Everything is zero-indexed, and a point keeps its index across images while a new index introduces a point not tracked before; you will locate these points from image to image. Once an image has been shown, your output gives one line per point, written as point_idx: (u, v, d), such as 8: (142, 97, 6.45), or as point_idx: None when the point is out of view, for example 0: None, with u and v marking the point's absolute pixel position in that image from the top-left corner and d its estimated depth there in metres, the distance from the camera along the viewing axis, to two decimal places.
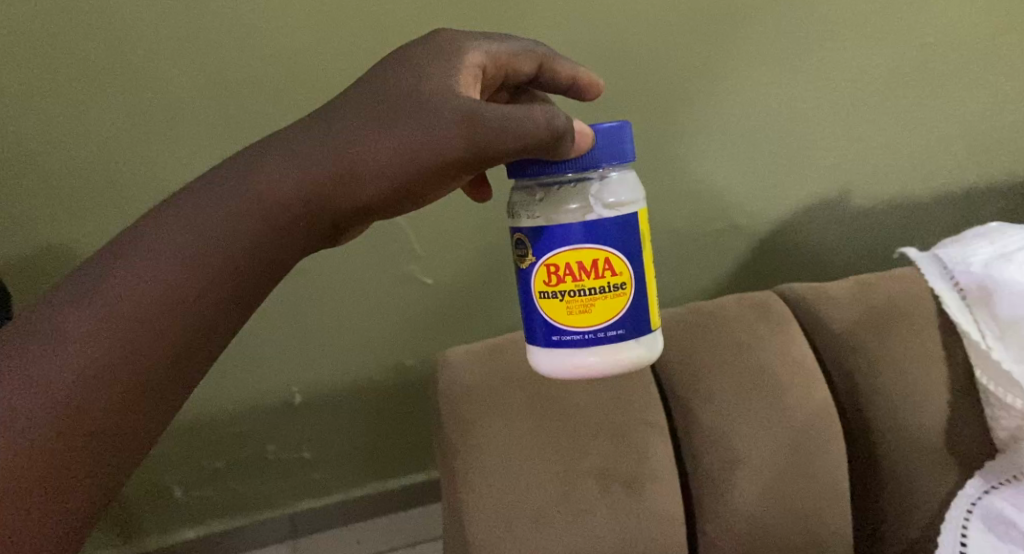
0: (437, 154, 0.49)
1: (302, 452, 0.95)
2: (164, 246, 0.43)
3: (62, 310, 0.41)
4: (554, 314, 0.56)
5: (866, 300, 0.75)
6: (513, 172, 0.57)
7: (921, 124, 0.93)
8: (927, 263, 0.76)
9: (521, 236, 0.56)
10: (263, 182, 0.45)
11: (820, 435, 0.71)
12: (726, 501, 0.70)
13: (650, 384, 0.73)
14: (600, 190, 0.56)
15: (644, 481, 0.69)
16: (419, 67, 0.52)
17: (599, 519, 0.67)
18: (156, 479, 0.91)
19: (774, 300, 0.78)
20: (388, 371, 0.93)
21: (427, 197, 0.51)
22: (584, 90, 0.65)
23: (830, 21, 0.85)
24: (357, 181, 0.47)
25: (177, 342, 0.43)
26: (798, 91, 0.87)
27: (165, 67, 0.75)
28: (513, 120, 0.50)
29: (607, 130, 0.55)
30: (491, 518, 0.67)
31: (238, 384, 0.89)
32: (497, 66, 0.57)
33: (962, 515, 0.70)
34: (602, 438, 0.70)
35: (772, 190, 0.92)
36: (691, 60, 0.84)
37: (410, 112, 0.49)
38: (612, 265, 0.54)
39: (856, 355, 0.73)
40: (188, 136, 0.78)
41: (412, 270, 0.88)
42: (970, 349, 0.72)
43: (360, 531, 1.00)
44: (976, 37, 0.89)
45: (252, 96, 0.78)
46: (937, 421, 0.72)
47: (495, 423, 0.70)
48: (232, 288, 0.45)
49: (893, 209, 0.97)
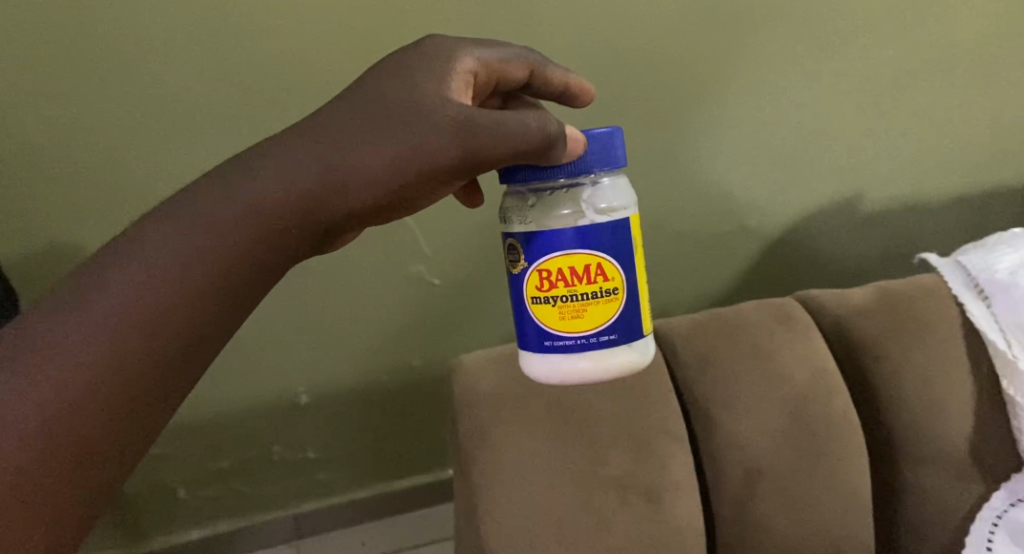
0: (427, 160, 0.45)
1: (307, 453, 0.94)
2: (160, 247, 0.41)
3: (56, 315, 0.39)
4: (545, 319, 0.51)
5: (891, 307, 0.73)
6: (504, 176, 0.52)
7: (935, 128, 0.92)
8: (950, 270, 0.75)
9: (513, 241, 0.51)
10: (255, 181, 0.43)
11: (835, 447, 0.68)
12: (747, 513, 0.68)
13: (671, 391, 0.70)
14: (592, 195, 0.51)
15: (671, 492, 0.66)
16: (406, 72, 0.47)
17: (621, 531, 0.64)
18: (160, 478, 0.90)
19: (795, 307, 0.75)
20: (394, 372, 0.92)
21: (419, 204, 0.48)
22: (579, 97, 0.57)
23: (845, 22, 0.84)
24: (350, 185, 0.44)
25: (170, 346, 0.41)
26: (813, 93, 0.86)
27: (164, 57, 0.71)
28: (505, 125, 0.46)
29: (599, 134, 0.51)
30: (509, 529, 0.64)
31: (244, 384, 0.87)
32: (487, 75, 0.51)
33: (988, 527, 0.69)
34: (625, 449, 0.66)
35: (785, 193, 0.91)
36: (706, 60, 0.82)
37: (402, 112, 0.45)
38: (604, 270, 0.50)
39: (879, 364, 0.71)
40: (185, 129, 0.74)
41: (419, 270, 0.86)
42: (996, 358, 0.70)
43: (366, 533, 0.99)
44: (990, 40, 0.89)
45: (252, 87, 0.74)
46: (963, 433, 0.70)
47: (511, 430, 0.67)
48: (226, 290, 0.42)
49: (906, 213, 0.96)
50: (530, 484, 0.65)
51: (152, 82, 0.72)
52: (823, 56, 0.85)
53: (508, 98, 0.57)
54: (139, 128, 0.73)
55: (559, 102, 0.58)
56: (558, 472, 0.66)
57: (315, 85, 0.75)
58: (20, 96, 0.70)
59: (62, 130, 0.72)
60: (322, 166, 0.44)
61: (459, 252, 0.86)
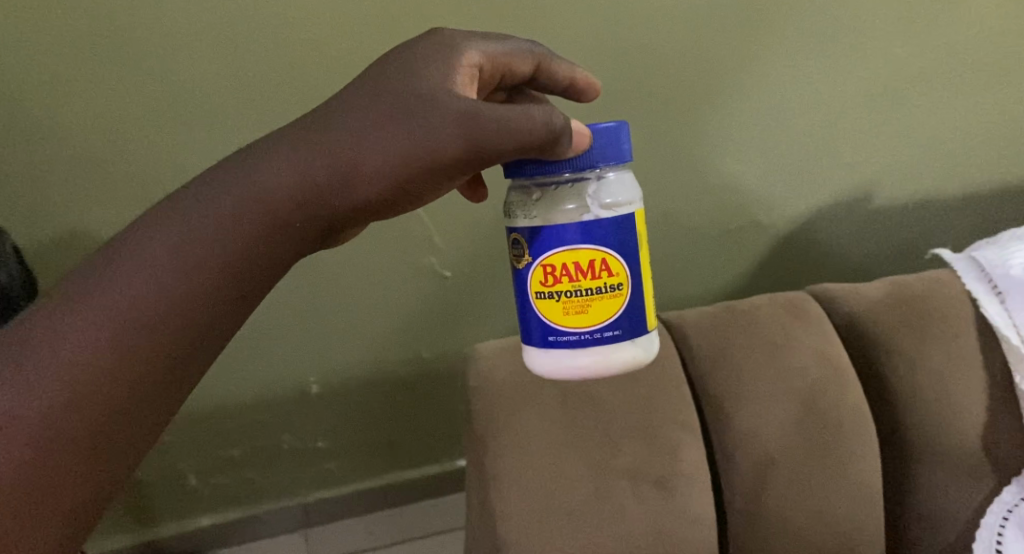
0: (433, 155, 0.45)
1: (317, 442, 0.94)
2: (170, 242, 0.41)
3: (62, 311, 0.39)
4: (549, 314, 0.51)
5: (902, 302, 0.73)
6: (509, 171, 0.52)
7: (950, 126, 0.91)
8: (963, 266, 0.74)
9: (517, 236, 0.51)
10: (264, 173, 0.43)
11: (845, 445, 0.68)
12: (759, 505, 0.68)
13: (683, 384, 0.70)
14: (598, 190, 0.51)
15: (684, 482, 0.66)
16: (417, 64, 0.47)
17: (632, 521, 0.64)
18: (173, 465, 0.91)
19: (809, 301, 0.75)
20: (404, 362, 0.92)
21: (426, 197, 0.48)
22: (585, 91, 0.57)
23: (862, 17, 0.83)
24: (356, 179, 0.44)
25: (177, 338, 0.40)
26: (826, 88, 0.86)
27: (180, 46, 0.72)
28: (511, 119, 0.46)
29: (605, 128, 0.50)
30: (521, 519, 0.65)
31: (255, 372, 0.88)
32: (493, 68, 0.51)
33: (998, 522, 0.68)
34: (637, 439, 0.66)
35: (798, 188, 0.90)
36: (721, 55, 0.82)
37: (410, 104, 0.45)
38: (609, 265, 0.50)
39: (892, 358, 0.71)
40: (201, 119, 0.75)
41: (429, 262, 0.86)
42: (1010, 353, 0.69)
43: (373, 522, 1.00)
44: (1006, 37, 0.88)
45: (267, 80, 0.74)
46: (975, 427, 0.69)
47: (523, 420, 0.67)
48: (236, 280, 0.42)
49: (917, 210, 0.95)
50: (541, 474, 0.65)
51: (171, 70, 0.72)
52: (837, 51, 0.84)
53: (514, 92, 0.57)
54: (154, 114, 0.74)
55: (565, 96, 0.57)
56: (570, 463, 0.66)
57: (331, 77, 0.75)
58: (36, 83, 0.71)
59: (76, 116, 0.72)
60: (329, 159, 0.44)
61: (469, 245, 0.86)
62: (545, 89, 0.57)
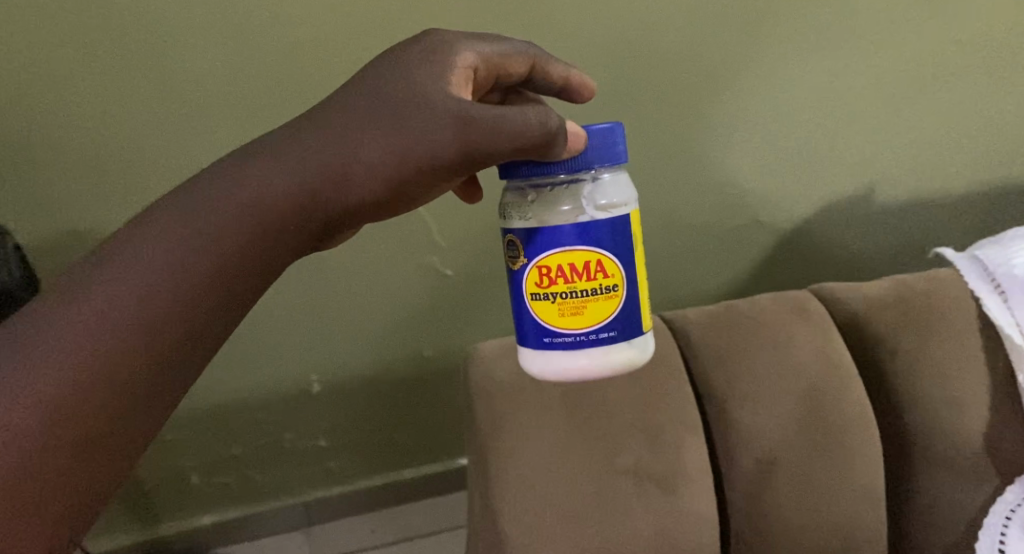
0: (428, 156, 0.45)
1: (318, 440, 0.95)
2: (166, 244, 0.41)
3: (59, 312, 0.39)
4: (545, 316, 0.51)
5: (904, 302, 0.72)
6: (505, 172, 0.51)
7: (953, 124, 0.91)
8: (966, 265, 0.74)
9: (512, 238, 0.51)
10: (260, 175, 0.43)
11: (845, 445, 0.68)
12: (759, 506, 0.68)
13: (685, 384, 0.69)
14: (592, 191, 0.51)
15: (685, 482, 0.66)
16: (415, 65, 0.47)
17: (632, 521, 0.64)
18: (174, 464, 0.91)
19: (811, 301, 0.74)
20: (405, 361, 0.92)
21: (421, 198, 0.48)
22: (580, 91, 0.57)
23: (865, 14, 0.83)
24: (351, 181, 0.44)
25: (172, 339, 0.40)
26: (828, 85, 0.85)
27: (179, 45, 0.72)
28: (507, 121, 0.46)
29: (600, 129, 0.50)
30: (521, 518, 0.65)
31: (257, 371, 0.88)
32: (488, 70, 0.51)
33: (1000, 522, 0.68)
34: (637, 439, 0.66)
35: (800, 186, 0.90)
36: (723, 53, 0.82)
37: (407, 106, 0.45)
38: (604, 266, 0.50)
39: (894, 358, 0.71)
40: (202, 118, 0.75)
41: (430, 261, 0.86)
42: (1012, 353, 0.69)
43: (375, 520, 1.00)
44: (1011, 34, 0.87)
45: (267, 79, 0.74)
46: (978, 427, 0.69)
47: (523, 420, 0.67)
48: (232, 281, 0.42)
49: (920, 208, 0.95)
50: (541, 474, 0.65)
51: (171, 69, 0.72)
52: (839, 49, 0.84)
53: (509, 92, 0.57)
54: (154, 113, 0.74)
55: (560, 97, 0.57)
56: (570, 462, 0.66)
57: (331, 75, 0.75)
58: (36, 83, 0.71)
59: (77, 115, 0.73)
60: (324, 161, 0.43)
61: (469, 244, 0.86)
62: (540, 89, 0.57)
